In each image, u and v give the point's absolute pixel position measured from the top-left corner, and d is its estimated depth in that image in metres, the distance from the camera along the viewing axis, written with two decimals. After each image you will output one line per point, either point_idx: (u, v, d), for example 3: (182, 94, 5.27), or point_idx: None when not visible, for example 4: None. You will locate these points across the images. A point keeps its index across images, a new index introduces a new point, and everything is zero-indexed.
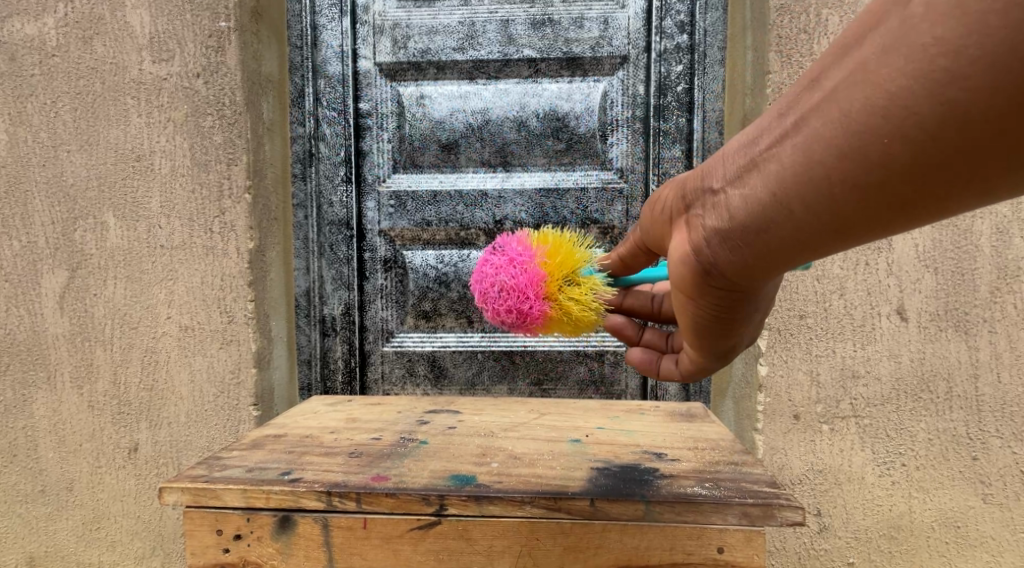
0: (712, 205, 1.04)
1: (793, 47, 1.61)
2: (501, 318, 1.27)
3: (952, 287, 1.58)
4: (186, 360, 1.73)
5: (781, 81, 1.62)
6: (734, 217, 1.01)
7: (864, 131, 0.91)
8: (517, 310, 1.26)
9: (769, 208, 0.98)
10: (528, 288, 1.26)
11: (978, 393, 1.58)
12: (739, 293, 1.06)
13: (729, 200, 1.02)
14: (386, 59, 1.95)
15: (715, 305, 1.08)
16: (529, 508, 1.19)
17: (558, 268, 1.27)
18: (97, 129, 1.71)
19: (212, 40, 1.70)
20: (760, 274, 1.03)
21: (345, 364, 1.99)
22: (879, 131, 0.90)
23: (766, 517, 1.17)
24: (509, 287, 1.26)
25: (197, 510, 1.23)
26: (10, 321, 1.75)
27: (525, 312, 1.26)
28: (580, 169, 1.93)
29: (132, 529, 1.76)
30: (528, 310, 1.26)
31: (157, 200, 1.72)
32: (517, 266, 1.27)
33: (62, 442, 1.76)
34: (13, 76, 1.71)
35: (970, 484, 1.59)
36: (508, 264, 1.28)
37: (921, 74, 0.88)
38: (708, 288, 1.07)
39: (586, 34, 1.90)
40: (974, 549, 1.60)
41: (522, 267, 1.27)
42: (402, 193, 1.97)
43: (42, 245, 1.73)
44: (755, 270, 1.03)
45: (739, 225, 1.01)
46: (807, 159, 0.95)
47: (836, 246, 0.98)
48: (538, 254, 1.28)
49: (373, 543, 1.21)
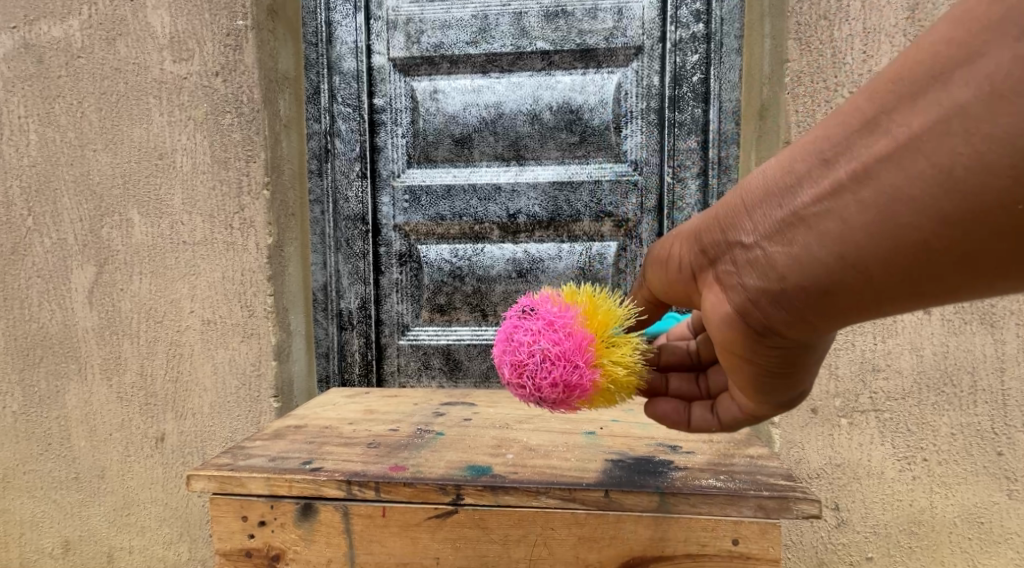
0: (744, 260, 1.02)
1: (812, 35, 1.62)
2: (568, 376, 1.12)
3: None
4: (208, 353, 1.77)
5: (800, 70, 1.63)
6: (779, 274, 1.00)
7: (936, 175, 0.91)
8: (564, 386, 1.13)
9: (822, 262, 0.97)
10: (576, 362, 1.13)
11: (1004, 386, 1.60)
12: (787, 352, 1.04)
13: (772, 256, 1.00)
14: (400, 54, 1.98)
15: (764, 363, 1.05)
16: (543, 498, 1.22)
17: (610, 352, 1.15)
18: (121, 128, 1.75)
19: (230, 39, 1.73)
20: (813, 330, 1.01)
21: (361, 357, 2.04)
22: (941, 175, 0.91)
23: (782, 509, 1.19)
24: (553, 351, 1.13)
25: (222, 497, 1.26)
26: (43, 315, 1.79)
27: (567, 389, 1.13)
28: (594, 161, 1.95)
29: (161, 515, 1.81)
30: (579, 388, 1.14)
31: (179, 197, 1.76)
32: (550, 330, 1.14)
33: (93, 431, 1.80)
34: (41, 77, 1.76)
35: (994, 480, 1.61)
36: (541, 335, 1.14)
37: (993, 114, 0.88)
38: (756, 344, 1.04)
39: (600, 25, 1.92)
40: (998, 546, 1.62)
41: (576, 333, 1.14)
42: (416, 187, 2.01)
43: (71, 242, 1.78)
44: (808, 326, 1.01)
45: (787, 279, 0.99)
46: (866, 207, 0.94)
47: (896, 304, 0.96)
48: (574, 313, 1.16)
49: (392, 531, 1.24)
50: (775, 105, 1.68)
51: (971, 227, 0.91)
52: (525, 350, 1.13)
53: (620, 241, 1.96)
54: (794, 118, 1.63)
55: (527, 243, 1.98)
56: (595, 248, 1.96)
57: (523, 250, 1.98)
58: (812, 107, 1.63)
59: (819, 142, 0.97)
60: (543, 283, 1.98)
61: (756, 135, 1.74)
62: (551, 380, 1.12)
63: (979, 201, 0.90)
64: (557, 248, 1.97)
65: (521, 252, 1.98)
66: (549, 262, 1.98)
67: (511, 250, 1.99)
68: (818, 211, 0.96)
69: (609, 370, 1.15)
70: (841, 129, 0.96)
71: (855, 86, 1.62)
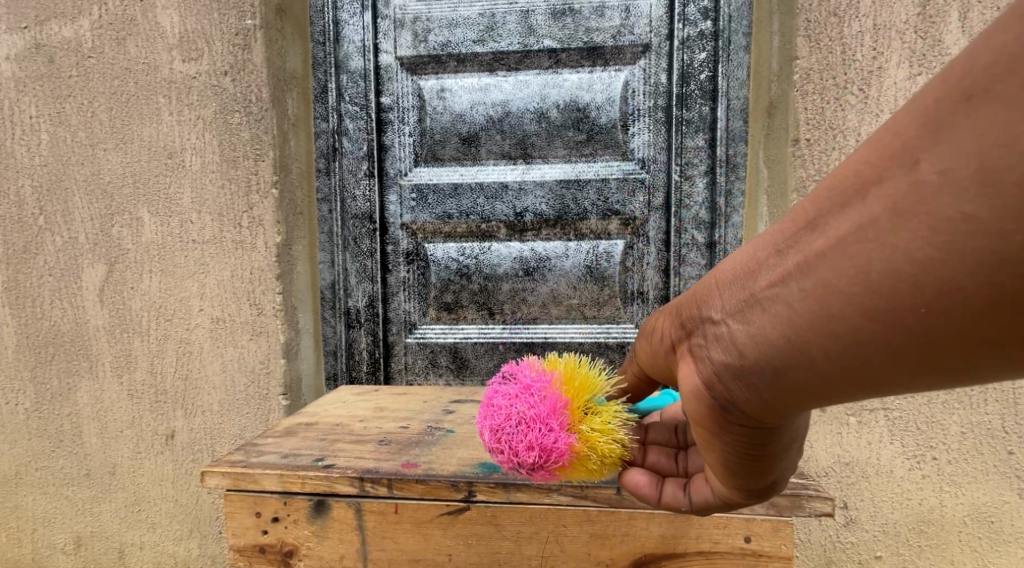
0: (711, 342, 0.96)
1: (822, 32, 1.62)
2: (544, 441, 1.11)
3: None
4: (218, 351, 1.78)
5: (810, 67, 1.63)
6: (744, 356, 0.93)
7: (910, 255, 0.83)
8: (541, 453, 1.12)
9: (789, 347, 0.90)
10: (553, 429, 1.12)
11: (1015, 385, 1.59)
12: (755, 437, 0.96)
13: (737, 339, 0.93)
14: (407, 53, 1.98)
15: (732, 449, 0.98)
16: (556, 495, 1.21)
17: (592, 420, 1.13)
18: (131, 127, 1.76)
19: (239, 38, 1.74)
20: (783, 413, 0.94)
21: (369, 355, 2.04)
22: (915, 255, 0.83)
23: (794, 507, 1.19)
24: (530, 417, 1.12)
25: (236, 494, 1.27)
26: (54, 313, 1.80)
27: (545, 456, 1.12)
28: (601, 159, 1.95)
29: (171, 512, 1.82)
30: (557, 455, 1.12)
31: (188, 195, 1.76)
32: (528, 396, 1.14)
33: (104, 428, 1.81)
34: (51, 77, 1.76)
35: (1005, 479, 1.61)
36: (519, 401, 1.14)
37: (964, 191, 0.80)
38: (723, 427, 0.97)
39: (607, 23, 1.92)
40: (1009, 544, 1.62)
41: (553, 400, 1.13)
42: (423, 185, 2.01)
43: (82, 240, 1.79)
44: (778, 409, 0.93)
45: (756, 358, 0.92)
46: (834, 290, 0.86)
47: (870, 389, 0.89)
48: (554, 380, 1.16)
49: (405, 528, 1.25)
50: (783, 103, 1.69)
51: (953, 317, 0.82)
52: (503, 414, 1.14)
53: (627, 239, 1.97)
54: (803, 116, 1.64)
55: (534, 241, 1.99)
56: (602, 247, 1.97)
57: (530, 248, 1.99)
58: (822, 104, 1.63)
59: (785, 225, 0.90)
60: (550, 281, 1.99)
61: (766, 132, 1.77)
62: (526, 444, 1.12)
63: (962, 287, 0.81)
64: (564, 247, 1.98)
65: (527, 251, 1.99)
66: (556, 260, 1.98)
67: (518, 248, 1.99)
68: (781, 294, 0.90)
69: (589, 440, 1.12)
70: (807, 211, 0.89)
71: (865, 83, 1.61)
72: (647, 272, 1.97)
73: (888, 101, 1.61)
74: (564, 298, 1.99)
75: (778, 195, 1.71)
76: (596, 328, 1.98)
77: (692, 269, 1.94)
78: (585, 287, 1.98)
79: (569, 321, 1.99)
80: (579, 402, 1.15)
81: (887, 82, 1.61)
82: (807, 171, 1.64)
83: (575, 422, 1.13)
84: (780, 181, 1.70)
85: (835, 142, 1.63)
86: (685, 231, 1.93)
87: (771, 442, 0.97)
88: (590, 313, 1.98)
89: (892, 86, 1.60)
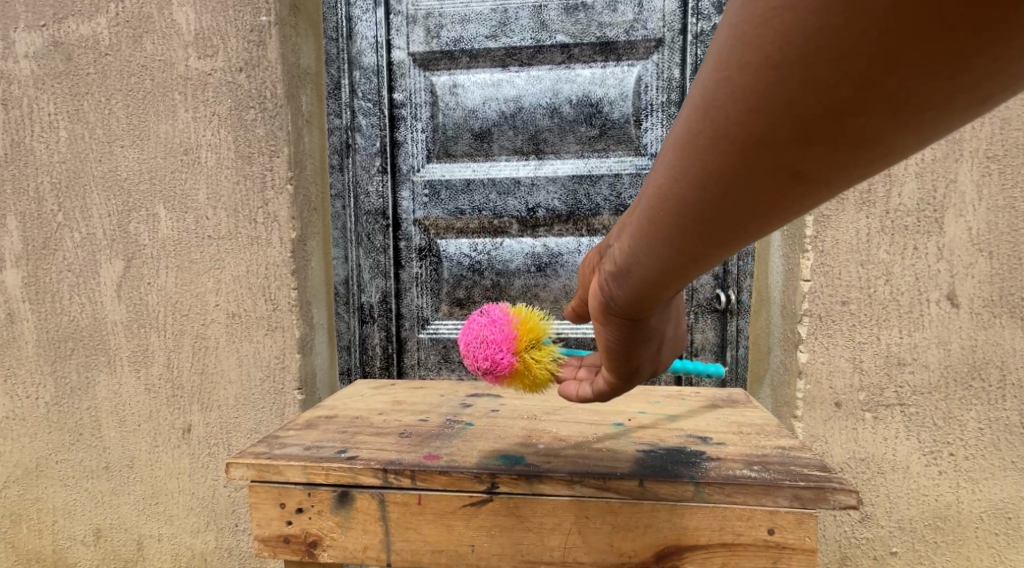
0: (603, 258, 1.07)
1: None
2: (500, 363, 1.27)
3: (1009, 272, 1.59)
4: (234, 345, 1.79)
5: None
6: (616, 264, 1.03)
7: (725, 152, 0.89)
8: (489, 367, 1.27)
9: (642, 252, 0.99)
10: (504, 352, 1.27)
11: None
12: (636, 324, 1.08)
13: (612, 254, 1.04)
14: (420, 49, 1.99)
15: (622, 341, 1.09)
16: (579, 487, 1.23)
17: (537, 350, 1.29)
18: (148, 124, 1.77)
19: (254, 34, 1.74)
20: (651, 299, 1.04)
21: (382, 351, 2.05)
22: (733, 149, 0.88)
23: (818, 499, 1.20)
24: (489, 338, 1.27)
25: (261, 485, 1.28)
26: (73, 309, 1.81)
27: (491, 371, 1.27)
28: (614, 155, 1.96)
29: (188, 504, 1.83)
30: (501, 372, 1.27)
31: (204, 191, 1.77)
32: (492, 328, 1.29)
33: (123, 422, 1.83)
34: (69, 74, 1.77)
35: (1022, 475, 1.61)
36: (485, 330, 1.29)
37: (748, 86, 0.86)
38: (609, 323, 1.09)
39: (620, 17, 1.93)
40: None
41: (510, 328, 1.28)
42: (436, 181, 2.02)
43: (100, 236, 1.80)
44: (646, 296, 1.03)
45: (625, 265, 1.02)
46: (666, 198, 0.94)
47: (724, 253, 0.97)
48: (514, 316, 1.30)
49: (428, 519, 1.26)
50: None
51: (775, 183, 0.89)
52: (472, 337, 1.29)
53: None
54: None
55: (546, 237, 1.99)
56: None
57: (542, 244, 1.99)
58: None
59: None
60: (562, 277, 1.99)
61: None
62: (486, 363, 1.27)
63: (772, 153, 0.87)
64: (576, 242, 1.98)
65: (540, 246, 1.99)
66: (568, 256, 1.99)
67: (531, 244, 2.00)
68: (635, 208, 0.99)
69: (530, 365, 1.28)
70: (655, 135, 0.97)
71: None
72: None
73: None
74: (576, 294, 1.99)
75: None
76: None
77: None
78: None
79: None
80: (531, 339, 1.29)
81: None
82: None
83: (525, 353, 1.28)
84: None
85: None
86: None
87: (646, 322, 1.08)
88: None
89: None
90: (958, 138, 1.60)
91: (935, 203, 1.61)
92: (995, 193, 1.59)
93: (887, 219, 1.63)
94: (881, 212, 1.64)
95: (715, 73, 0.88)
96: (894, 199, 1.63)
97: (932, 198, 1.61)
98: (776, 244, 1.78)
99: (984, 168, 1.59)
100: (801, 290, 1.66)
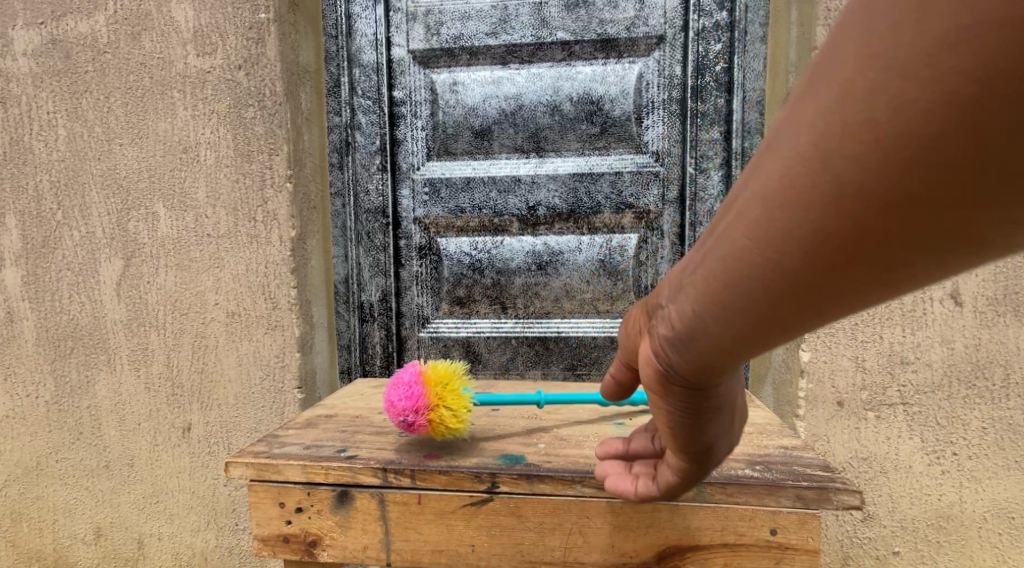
0: (659, 318, 0.97)
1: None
2: (418, 397, 1.28)
3: (1013, 270, 1.59)
4: (233, 344, 1.78)
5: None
6: (680, 328, 0.94)
7: (829, 214, 0.83)
8: (403, 403, 1.28)
9: (717, 315, 0.91)
10: (415, 385, 1.30)
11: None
12: (702, 393, 0.98)
13: (674, 315, 0.95)
14: (420, 46, 1.98)
15: (678, 412, 1.00)
16: (580, 487, 1.22)
17: (450, 384, 1.32)
18: (147, 122, 1.76)
19: (253, 32, 1.73)
20: (719, 369, 0.95)
21: (383, 350, 2.04)
22: (841, 212, 0.82)
23: (821, 500, 1.19)
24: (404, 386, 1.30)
25: (260, 484, 1.27)
26: (72, 308, 1.81)
27: (406, 410, 1.27)
28: (614, 153, 1.95)
29: (188, 503, 1.82)
30: (416, 408, 1.27)
31: (203, 189, 1.76)
32: (406, 381, 1.31)
33: (122, 421, 1.82)
34: (68, 72, 1.76)
35: None
36: (400, 385, 1.30)
37: (869, 140, 0.80)
38: (668, 391, 0.99)
39: (621, 14, 1.92)
40: None
41: (420, 373, 1.33)
42: (436, 180, 2.01)
43: (99, 235, 1.79)
44: (718, 364, 0.94)
45: (691, 329, 0.93)
46: (755, 258, 0.87)
47: (806, 325, 0.90)
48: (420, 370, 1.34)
49: (427, 519, 1.25)
50: None
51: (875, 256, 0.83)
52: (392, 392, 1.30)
53: (641, 233, 1.96)
54: None
55: (547, 235, 1.98)
56: (616, 240, 1.97)
57: (542, 242, 1.98)
58: None
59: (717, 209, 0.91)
60: (563, 275, 1.98)
61: None
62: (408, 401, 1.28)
63: (881, 221, 0.81)
64: (577, 241, 1.97)
65: (540, 245, 1.98)
66: (569, 254, 1.98)
67: (531, 242, 1.99)
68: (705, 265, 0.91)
69: (444, 396, 1.29)
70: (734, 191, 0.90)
71: None
72: (661, 266, 1.97)
73: None
74: (577, 293, 1.99)
75: None
76: (610, 322, 1.98)
77: None
78: (598, 281, 1.98)
79: (583, 315, 1.99)
80: (441, 379, 1.32)
81: None
82: None
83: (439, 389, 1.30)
84: None
85: None
86: (700, 225, 1.93)
87: (709, 396, 0.99)
88: (604, 307, 1.98)
89: None
90: None
91: None
92: None
93: None
94: None
95: (833, 123, 0.81)
96: None
97: None
98: None
99: None
100: None
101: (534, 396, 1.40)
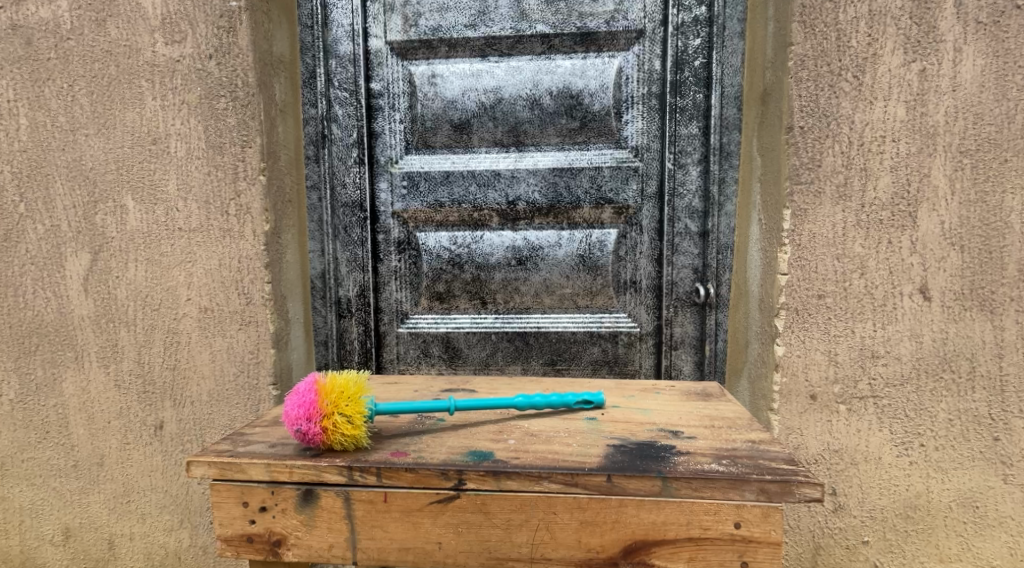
0: None
1: (818, 17, 1.60)
2: (313, 410, 1.24)
3: (980, 265, 1.58)
4: (206, 341, 1.76)
5: (805, 53, 1.61)
6: None
7: None
8: (296, 412, 1.25)
9: None
10: (308, 392, 1.26)
11: (1003, 373, 1.59)
12: None
13: None
14: (397, 38, 1.95)
15: None
16: (546, 483, 1.21)
17: (346, 390, 1.27)
18: (113, 112, 1.73)
19: (224, 20, 1.71)
20: None
21: (360, 346, 2.02)
22: None
23: (784, 493, 1.19)
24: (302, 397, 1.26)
25: (223, 484, 1.25)
26: (37, 303, 1.78)
27: (299, 419, 1.24)
28: (594, 147, 1.93)
29: (160, 502, 1.79)
30: (308, 417, 1.24)
31: (173, 182, 1.74)
32: (306, 391, 1.26)
33: (91, 419, 1.79)
34: (30, 60, 1.73)
35: (991, 465, 1.60)
36: (301, 394, 1.26)
37: None
38: None
39: (600, 8, 1.90)
40: (993, 529, 1.60)
41: (318, 378, 1.28)
42: (414, 173, 1.99)
43: (65, 228, 1.76)
44: None
45: None
46: None
47: None
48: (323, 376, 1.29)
49: (394, 516, 1.23)
50: (779, 89, 1.67)
51: None
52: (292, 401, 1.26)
53: (620, 228, 1.95)
54: (797, 103, 1.62)
55: (526, 230, 1.97)
56: (595, 235, 1.95)
57: (522, 237, 1.97)
58: (817, 90, 1.61)
59: None
60: (543, 270, 1.97)
61: (760, 120, 1.74)
62: (302, 413, 1.24)
63: None
64: (557, 235, 1.96)
65: (520, 240, 1.97)
66: (548, 249, 1.96)
67: (510, 237, 1.97)
68: None
69: (338, 402, 1.25)
70: None
71: (860, 69, 1.60)
72: (639, 261, 1.95)
73: (883, 88, 1.59)
74: (556, 288, 1.97)
75: (773, 181, 1.69)
76: (588, 317, 1.97)
77: (685, 258, 1.92)
78: (577, 276, 1.96)
79: (562, 310, 1.97)
80: (341, 389, 1.27)
81: (881, 68, 1.59)
82: (801, 157, 1.63)
83: (336, 401, 1.26)
84: (774, 168, 1.68)
85: (829, 128, 1.61)
86: (678, 220, 1.92)
87: None
88: (583, 303, 1.97)
89: (887, 72, 1.59)
90: (932, 132, 1.58)
91: (909, 196, 1.60)
92: (968, 186, 1.58)
93: (864, 211, 1.61)
94: (857, 205, 1.62)
95: None
96: (870, 192, 1.61)
97: (906, 192, 1.60)
98: (754, 237, 1.75)
99: (957, 162, 1.58)
100: (778, 283, 1.64)
101: (446, 402, 1.34)
